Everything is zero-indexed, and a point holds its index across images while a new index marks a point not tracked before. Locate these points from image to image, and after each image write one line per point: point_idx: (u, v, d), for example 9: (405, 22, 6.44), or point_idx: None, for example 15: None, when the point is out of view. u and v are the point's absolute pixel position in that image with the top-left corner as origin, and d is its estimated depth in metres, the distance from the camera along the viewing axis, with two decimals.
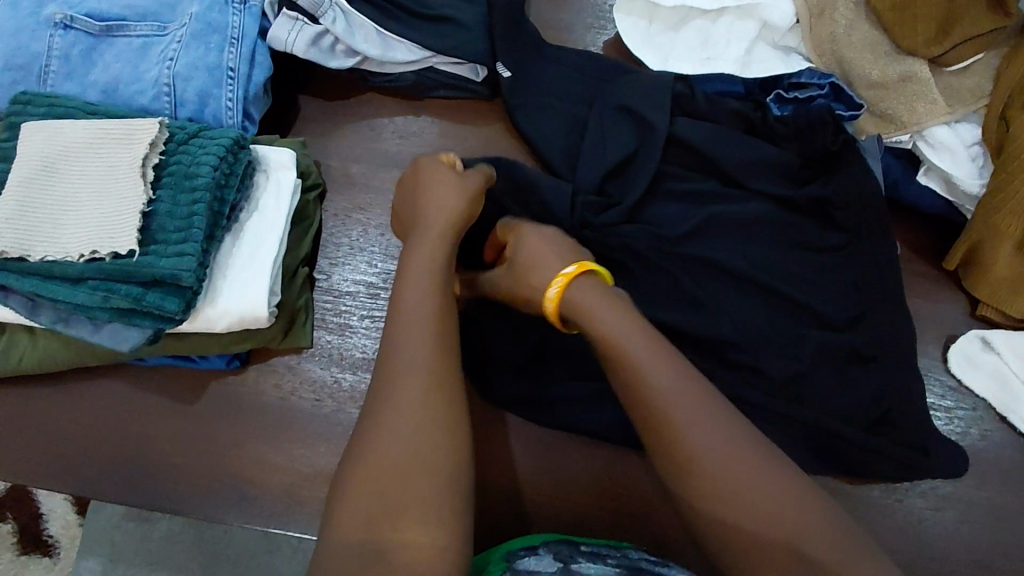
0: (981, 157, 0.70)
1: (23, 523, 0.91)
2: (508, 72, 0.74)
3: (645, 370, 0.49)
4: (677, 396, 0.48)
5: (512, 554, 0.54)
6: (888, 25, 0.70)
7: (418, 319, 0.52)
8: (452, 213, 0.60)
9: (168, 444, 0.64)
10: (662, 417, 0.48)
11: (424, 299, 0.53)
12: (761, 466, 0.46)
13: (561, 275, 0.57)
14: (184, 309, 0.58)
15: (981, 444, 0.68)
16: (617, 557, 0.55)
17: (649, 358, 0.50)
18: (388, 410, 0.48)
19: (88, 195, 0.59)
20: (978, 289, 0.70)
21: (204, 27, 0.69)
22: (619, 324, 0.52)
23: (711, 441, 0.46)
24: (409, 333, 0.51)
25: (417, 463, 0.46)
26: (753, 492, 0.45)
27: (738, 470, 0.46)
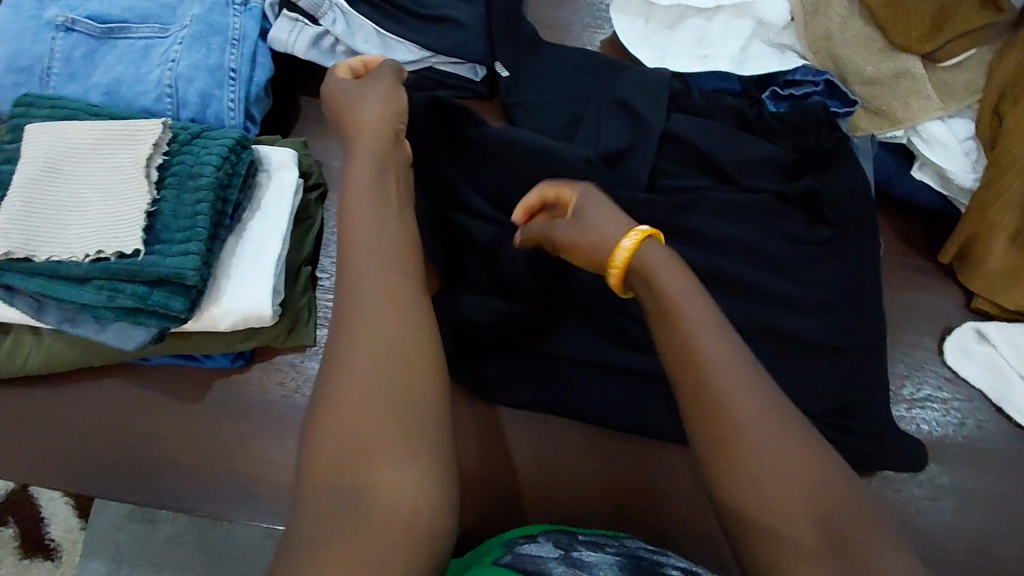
0: (975, 152, 0.70)
1: (24, 527, 0.92)
2: (507, 71, 0.75)
3: (701, 339, 0.48)
4: (724, 370, 0.47)
5: (511, 542, 0.56)
6: (881, 22, 0.71)
7: (371, 287, 0.50)
8: (380, 127, 0.59)
9: (173, 443, 0.65)
10: (708, 387, 0.47)
11: (395, 264, 0.52)
12: (798, 446, 0.45)
13: (638, 231, 0.56)
14: (189, 307, 0.58)
15: (977, 435, 0.69)
16: (616, 546, 0.56)
17: (699, 326, 0.49)
18: (366, 379, 0.47)
19: (93, 195, 0.59)
20: (973, 281, 0.71)
21: (205, 29, 0.69)
22: (683, 290, 0.51)
23: (754, 414, 0.46)
24: (364, 299, 0.49)
25: (409, 442, 0.46)
26: (790, 469, 0.44)
27: (773, 445, 0.45)
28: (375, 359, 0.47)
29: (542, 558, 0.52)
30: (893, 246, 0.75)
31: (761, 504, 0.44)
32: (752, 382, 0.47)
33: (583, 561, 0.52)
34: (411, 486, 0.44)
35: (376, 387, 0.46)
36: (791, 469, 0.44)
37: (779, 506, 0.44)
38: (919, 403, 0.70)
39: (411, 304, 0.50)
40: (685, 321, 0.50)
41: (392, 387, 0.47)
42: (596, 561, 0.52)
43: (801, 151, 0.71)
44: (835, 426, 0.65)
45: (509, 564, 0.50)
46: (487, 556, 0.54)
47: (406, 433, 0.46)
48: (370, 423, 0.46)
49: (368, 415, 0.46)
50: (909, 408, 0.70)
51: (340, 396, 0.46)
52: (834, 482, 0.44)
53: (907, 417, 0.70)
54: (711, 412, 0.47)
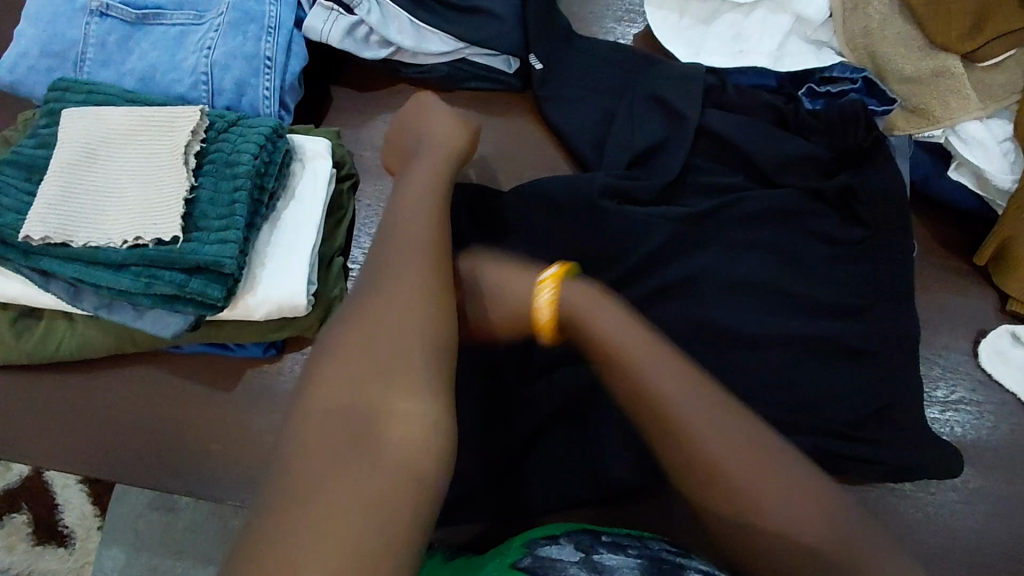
0: (1013, 153, 0.70)
1: (38, 513, 0.92)
2: (540, 64, 0.75)
3: (657, 379, 0.49)
4: (687, 403, 0.48)
5: (532, 541, 0.55)
6: (922, 20, 0.71)
7: (409, 263, 0.50)
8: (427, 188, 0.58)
9: (204, 432, 0.65)
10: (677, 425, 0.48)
11: (423, 244, 0.52)
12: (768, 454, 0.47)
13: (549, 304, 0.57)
14: (226, 296, 0.58)
15: (1010, 439, 0.69)
16: (638, 548, 0.54)
17: (655, 367, 0.50)
18: (382, 321, 0.47)
19: (130, 182, 0.59)
20: (1009, 284, 0.70)
21: (242, 17, 0.69)
22: (628, 335, 0.52)
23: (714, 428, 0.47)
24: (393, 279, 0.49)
25: (416, 403, 0.44)
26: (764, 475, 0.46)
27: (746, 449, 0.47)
28: (384, 319, 0.47)
29: (562, 562, 0.50)
30: (927, 247, 0.75)
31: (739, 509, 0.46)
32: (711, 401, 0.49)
33: (604, 566, 0.50)
34: (399, 459, 0.42)
35: (390, 324, 0.47)
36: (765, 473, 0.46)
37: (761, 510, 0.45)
38: (953, 406, 0.70)
39: (431, 262, 0.51)
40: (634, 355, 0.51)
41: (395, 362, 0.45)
42: (618, 566, 0.50)
43: (837, 158, 0.70)
44: (869, 427, 0.65)
45: (526, 570, 0.50)
46: (505, 557, 0.53)
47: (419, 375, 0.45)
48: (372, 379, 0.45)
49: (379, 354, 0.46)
50: (942, 411, 0.70)
51: (348, 337, 0.47)
52: (815, 483, 0.46)
53: (940, 420, 0.69)
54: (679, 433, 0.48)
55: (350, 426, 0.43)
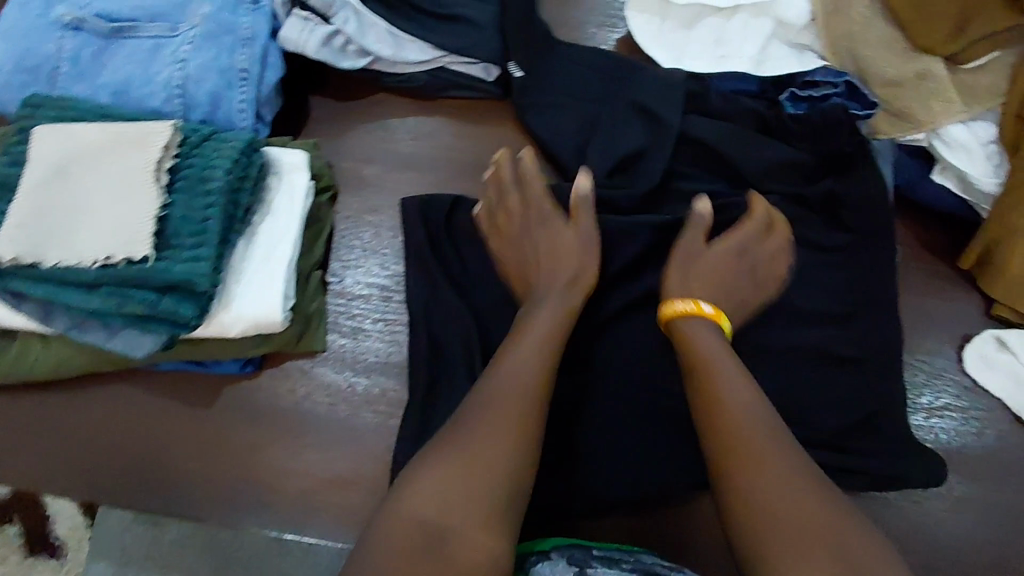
0: (998, 156, 0.69)
1: (30, 525, 0.91)
2: (520, 72, 0.74)
3: (725, 393, 0.53)
4: (744, 418, 0.51)
5: (524, 559, 0.55)
6: (905, 22, 0.70)
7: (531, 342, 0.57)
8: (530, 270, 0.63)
9: (183, 451, 0.64)
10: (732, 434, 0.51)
11: (531, 364, 0.55)
12: (800, 470, 0.49)
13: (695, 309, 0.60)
14: (199, 314, 0.57)
15: (995, 445, 0.68)
16: (631, 561, 0.54)
17: (723, 381, 0.54)
18: (494, 402, 0.53)
19: (101, 199, 0.58)
20: (993, 288, 0.70)
21: (216, 28, 0.68)
22: (716, 353, 0.56)
23: (758, 435, 0.50)
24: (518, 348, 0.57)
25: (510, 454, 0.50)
26: (786, 482, 0.48)
27: (774, 458, 0.49)
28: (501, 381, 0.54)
29: None
30: (912, 252, 0.74)
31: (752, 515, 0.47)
32: (762, 418, 0.52)
33: None
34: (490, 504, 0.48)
35: (491, 438, 0.50)
36: (788, 481, 0.48)
37: (775, 516, 0.47)
38: (938, 412, 0.70)
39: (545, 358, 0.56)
40: (714, 362, 0.55)
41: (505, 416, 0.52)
42: None
43: (819, 164, 0.70)
44: (854, 437, 0.65)
45: None
46: None
47: (502, 502, 0.49)
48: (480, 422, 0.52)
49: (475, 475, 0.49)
50: (927, 417, 0.69)
51: (445, 439, 0.51)
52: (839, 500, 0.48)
53: (924, 427, 0.69)
54: (728, 442, 0.51)
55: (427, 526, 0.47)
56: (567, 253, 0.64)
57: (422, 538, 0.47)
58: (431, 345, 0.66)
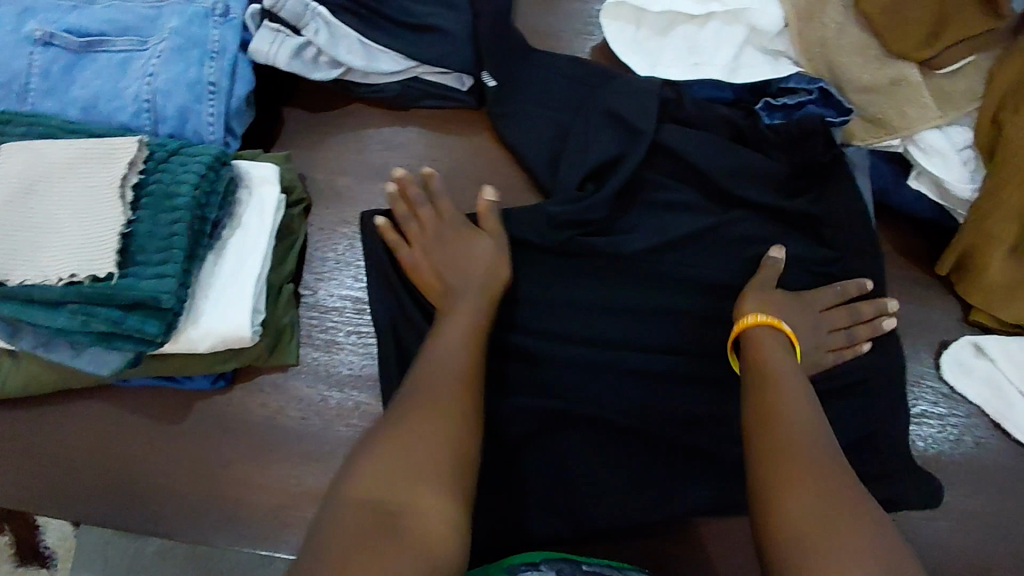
0: (973, 161, 0.69)
1: (19, 534, 0.86)
2: (494, 81, 0.74)
3: (787, 399, 0.52)
4: (804, 426, 0.50)
5: (512, 568, 0.56)
6: (877, 28, 0.70)
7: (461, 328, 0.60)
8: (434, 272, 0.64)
9: (156, 468, 0.64)
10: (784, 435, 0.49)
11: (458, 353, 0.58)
12: (850, 495, 0.46)
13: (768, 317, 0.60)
14: (165, 331, 0.57)
15: (974, 452, 0.68)
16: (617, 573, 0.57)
17: (784, 388, 0.53)
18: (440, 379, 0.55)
19: (67, 216, 0.58)
20: (970, 294, 0.70)
21: (185, 42, 0.68)
22: (782, 362, 0.55)
23: (817, 461, 0.48)
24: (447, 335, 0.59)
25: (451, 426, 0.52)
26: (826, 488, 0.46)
27: (828, 483, 0.46)
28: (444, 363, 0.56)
29: None
30: (890, 258, 0.73)
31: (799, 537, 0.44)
32: (819, 441, 0.49)
33: None
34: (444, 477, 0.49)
35: (431, 413, 0.52)
36: (828, 487, 0.46)
37: (822, 540, 0.43)
38: (916, 419, 0.69)
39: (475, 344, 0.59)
40: (780, 381, 0.53)
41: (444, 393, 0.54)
42: None
43: (795, 172, 0.70)
44: None
45: None
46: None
47: (453, 476, 0.49)
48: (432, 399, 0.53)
49: (416, 446, 0.50)
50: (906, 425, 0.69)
51: (395, 420, 0.52)
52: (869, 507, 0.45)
53: None
54: (775, 454, 0.48)
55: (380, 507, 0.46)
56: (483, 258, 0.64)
57: (381, 522, 0.45)
58: (404, 358, 0.66)
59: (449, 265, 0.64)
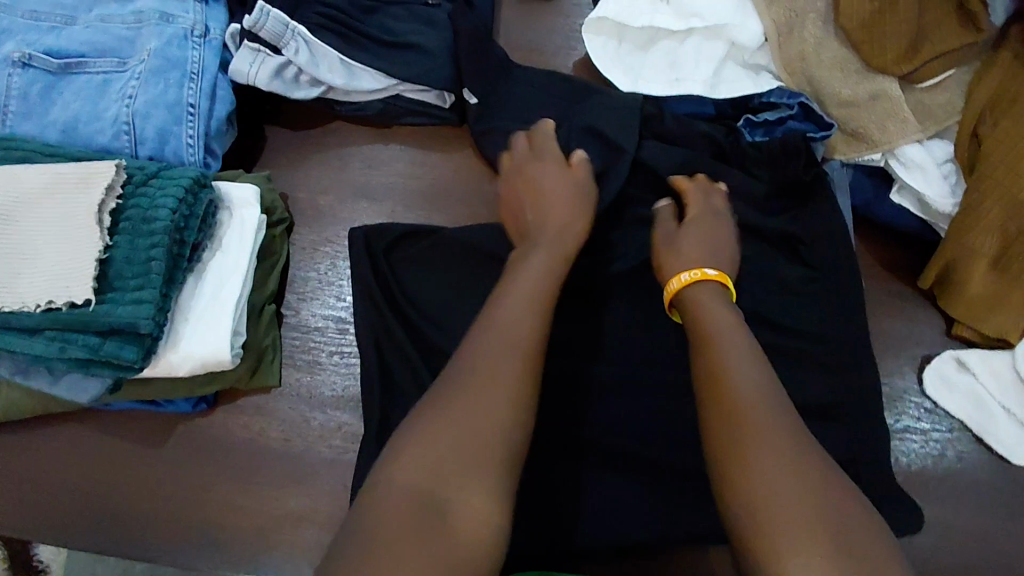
0: (954, 175, 0.69)
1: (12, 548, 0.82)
2: (475, 98, 0.73)
3: (728, 360, 0.51)
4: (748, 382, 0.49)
5: None
6: (858, 44, 0.69)
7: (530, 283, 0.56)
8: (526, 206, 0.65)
9: (138, 491, 0.64)
10: (729, 398, 0.48)
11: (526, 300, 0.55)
12: (791, 449, 0.45)
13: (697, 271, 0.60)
14: (143, 356, 0.57)
15: (957, 466, 0.68)
16: None
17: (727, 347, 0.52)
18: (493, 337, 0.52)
19: (43, 242, 0.57)
20: (954, 307, 0.69)
21: (164, 64, 0.67)
22: (724, 322, 0.55)
23: (763, 419, 0.47)
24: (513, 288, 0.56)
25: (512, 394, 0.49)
26: (772, 451, 0.45)
27: (776, 442, 0.45)
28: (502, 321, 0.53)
29: None
30: (873, 272, 0.73)
31: (754, 502, 0.43)
32: (765, 398, 0.48)
33: None
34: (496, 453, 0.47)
35: (492, 375, 0.49)
36: (774, 449, 0.45)
37: (770, 505, 0.43)
38: (899, 435, 0.69)
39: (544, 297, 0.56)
40: (722, 345, 0.52)
41: (503, 349, 0.51)
42: None
43: (776, 188, 0.70)
44: None
45: None
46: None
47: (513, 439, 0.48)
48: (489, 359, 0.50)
49: (469, 422, 0.47)
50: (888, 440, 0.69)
51: (442, 388, 0.50)
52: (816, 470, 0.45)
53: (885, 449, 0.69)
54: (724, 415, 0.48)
55: (427, 493, 0.44)
56: (561, 190, 0.65)
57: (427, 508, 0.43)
58: (386, 379, 0.66)
59: (526, 195, 0.66)
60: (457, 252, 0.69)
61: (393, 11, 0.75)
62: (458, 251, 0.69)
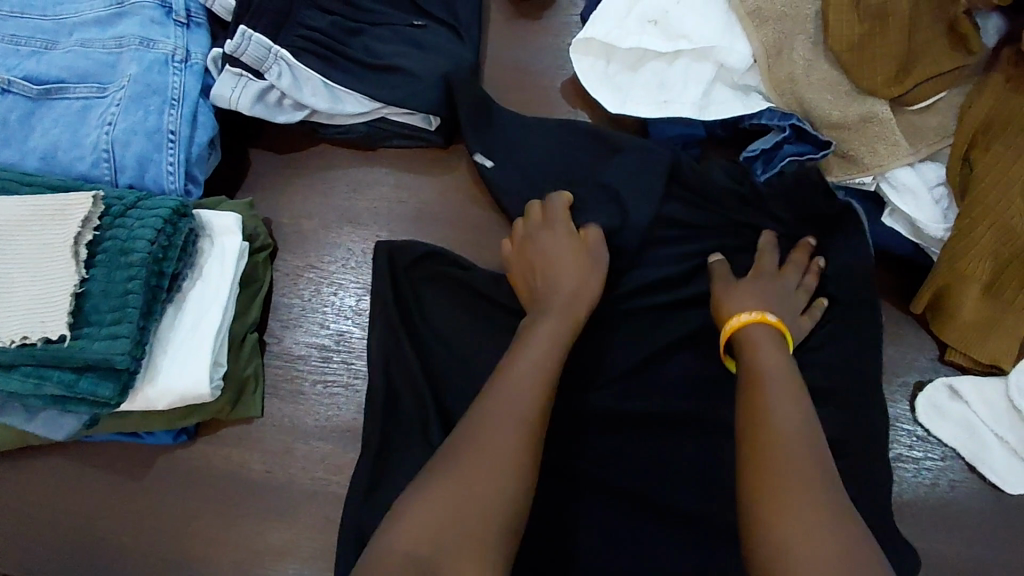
0: (946, 199, 0.68)
1: None
2: (489, 161, 0.71)
3: (770, 405, 0.50)
4: (785, 428, 0.49)
5: None
6: (846, 65, 0.67)
7: (549, 331, 0.58)
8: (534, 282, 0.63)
9: (119, 524, 0.64)
10: (767, 442, 0.48)
11: (543, 346, 0.56)
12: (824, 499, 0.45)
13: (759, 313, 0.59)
14: (120, 393, 0.57)
15: (949, 496, 0.67)
16: None
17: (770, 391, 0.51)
18: (520, 384, 0.53)
19: (19, 275, 0.57)
20: (946, 334, 0.68)
21: (143, 90, 0.67)
22: (772, 364, 0.54)
23: (791, 457, 0.47)
24: (541, 337, 0.57)
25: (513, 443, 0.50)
26: (806, 497, 0.45)
27: (806, 484, 0.45)
28: (530, 374, 0.54)
29: None
30: None
31: (772, 538, 0.43)
32: (805, 441, 0.48)
33: None
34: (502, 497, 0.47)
35: (504, 425, 0.50)
36: (807, 495, 0.45)
37: (793, 546, 0.42)
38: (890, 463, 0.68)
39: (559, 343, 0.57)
40: (766, 382, 0.52)
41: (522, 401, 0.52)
42: None
43: (798, 218, 0.66)
44: None
45: None
46: None
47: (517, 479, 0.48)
48: (513, 406, 0.51)
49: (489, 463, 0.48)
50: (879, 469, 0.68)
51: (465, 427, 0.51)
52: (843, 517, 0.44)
53: None
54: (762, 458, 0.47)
55: (422, 538, 0.45)
56: (575, 269, 0.62)
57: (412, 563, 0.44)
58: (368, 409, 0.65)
59: (535, 267, 0.63)
60: (439, 279, 0.68)
61: (379, 33, 0.73)
62: (442, 278, 0.68)
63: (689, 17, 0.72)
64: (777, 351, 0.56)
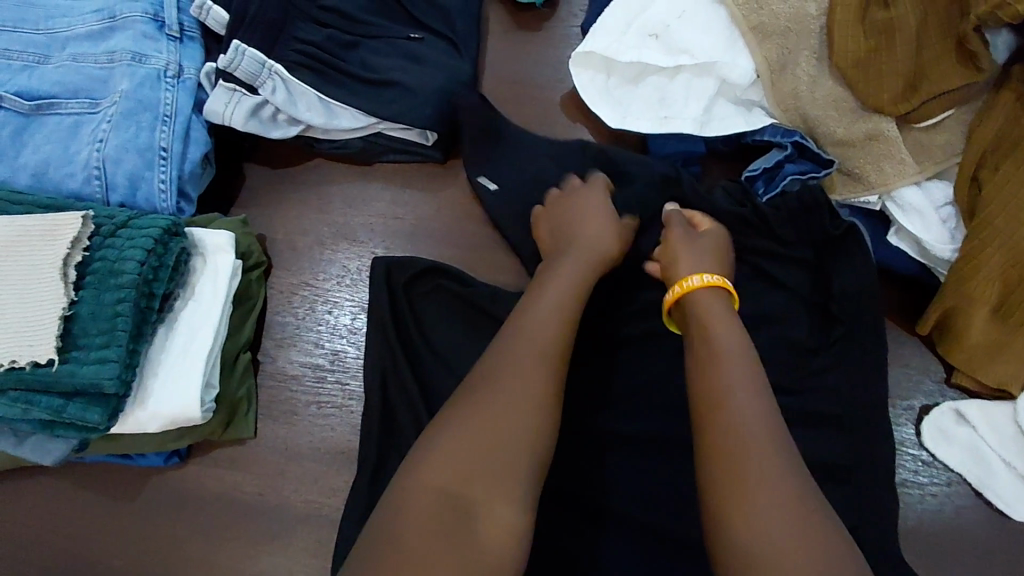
0: (953, 219, 0.67)
1: None
2: (492, 183, 0.71)
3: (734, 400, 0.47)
4: (754, 432, 0.45)
5: None
6: (851, 81, 0.66)
7: (550, 322, 0.52)
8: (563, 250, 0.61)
9: (110, 547, 0.63)
10: (735, 443, 0.45)
11: (544, 335, 0.51)
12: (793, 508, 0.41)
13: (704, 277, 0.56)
14: (109, 417, 0.56)
15: (955, 522, 0.66)
16: None
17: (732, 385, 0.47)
18: (507, 377, 0.48)
19: (6, 298, 0.56)
20: (954, 356, 0.66)
21: (135, 106, 0.66)
22: (728, 348, 0.50)
23: (758, 458, 0.44)
24: (530, 323, 0.52)
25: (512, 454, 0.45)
26: (775, 505, 0.41)
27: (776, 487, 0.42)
28: (513, 365, 0.49)
29: None
30: None
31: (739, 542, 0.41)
32: (779, 443, 0.44)
33: None
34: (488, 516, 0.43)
35: (499, 432, 0.46)
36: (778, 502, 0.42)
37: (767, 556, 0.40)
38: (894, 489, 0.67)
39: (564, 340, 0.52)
40: (726, 367, 0.49)
41: (524, 399, 0.47)
42: None
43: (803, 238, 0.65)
44: None
45: None
46: None
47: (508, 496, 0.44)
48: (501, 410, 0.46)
49: (476, 485, 0.44)
50: None
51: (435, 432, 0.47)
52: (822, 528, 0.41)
53: None
54: (727, 461, 0.44)
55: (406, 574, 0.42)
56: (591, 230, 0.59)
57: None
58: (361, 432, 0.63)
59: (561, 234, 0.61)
60: (435, 296, 0.67)
61: (376, 46, 0.72)
62: (438, 296, 0.67)
63: (690, 31, 0.71)
64: (737, 330, 0.52)
